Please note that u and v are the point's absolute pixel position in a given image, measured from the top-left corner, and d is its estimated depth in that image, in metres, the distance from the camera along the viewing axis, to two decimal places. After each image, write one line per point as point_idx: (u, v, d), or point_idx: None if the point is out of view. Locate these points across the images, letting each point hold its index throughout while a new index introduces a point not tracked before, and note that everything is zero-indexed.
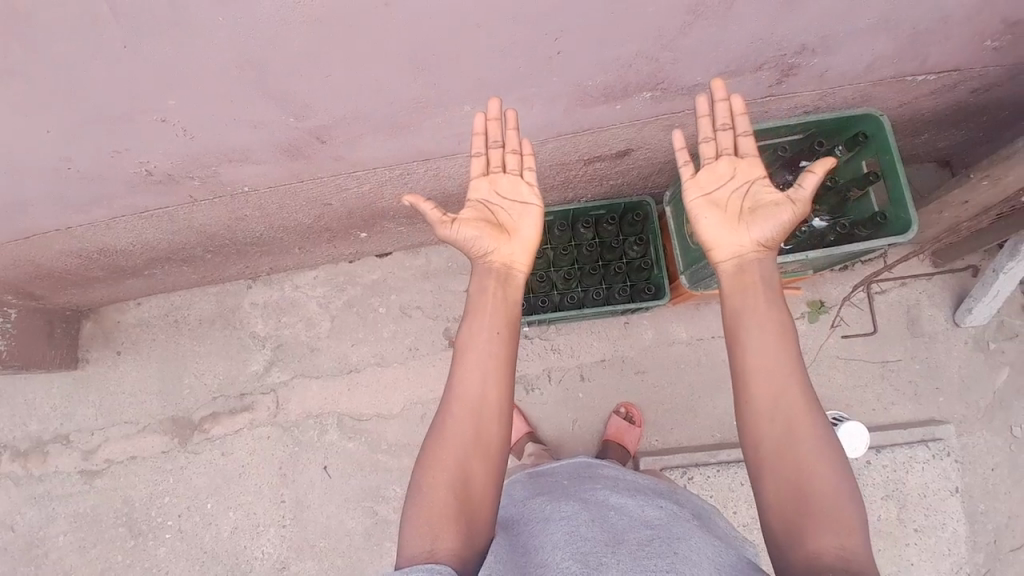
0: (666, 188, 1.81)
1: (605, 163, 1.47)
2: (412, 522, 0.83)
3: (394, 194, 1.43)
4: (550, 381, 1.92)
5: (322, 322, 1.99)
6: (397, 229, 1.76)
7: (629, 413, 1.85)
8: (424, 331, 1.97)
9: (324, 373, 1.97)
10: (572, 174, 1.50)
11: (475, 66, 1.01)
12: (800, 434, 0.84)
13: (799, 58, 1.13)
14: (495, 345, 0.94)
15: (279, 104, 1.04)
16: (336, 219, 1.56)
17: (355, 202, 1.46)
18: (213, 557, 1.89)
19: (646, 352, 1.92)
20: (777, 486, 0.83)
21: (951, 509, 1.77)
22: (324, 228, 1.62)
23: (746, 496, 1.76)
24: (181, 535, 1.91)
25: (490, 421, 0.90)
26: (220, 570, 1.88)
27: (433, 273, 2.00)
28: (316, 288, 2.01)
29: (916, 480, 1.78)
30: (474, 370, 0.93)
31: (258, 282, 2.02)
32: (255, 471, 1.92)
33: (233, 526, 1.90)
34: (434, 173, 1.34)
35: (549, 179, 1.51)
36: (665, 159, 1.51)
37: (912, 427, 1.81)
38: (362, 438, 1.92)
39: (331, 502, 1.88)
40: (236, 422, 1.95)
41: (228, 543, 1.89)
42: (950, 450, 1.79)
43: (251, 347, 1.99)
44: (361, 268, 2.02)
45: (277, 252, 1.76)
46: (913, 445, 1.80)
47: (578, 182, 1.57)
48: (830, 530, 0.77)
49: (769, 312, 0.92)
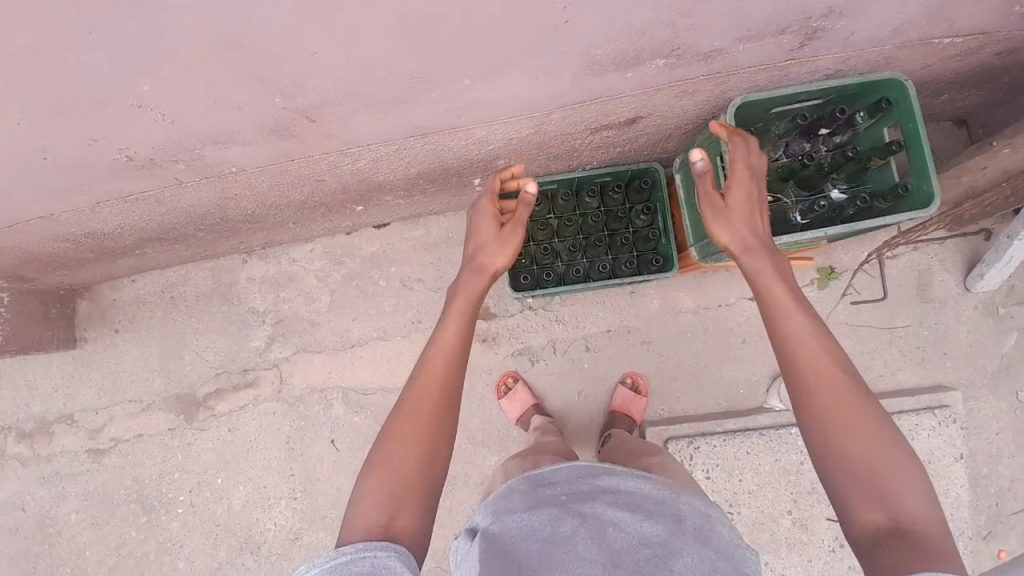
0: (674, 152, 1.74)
1: (613, 129, 1.39)
2: (364, 497, 0.99)
3: (390, 168, 1.36)
4: (555, 352, 1.91)
5: (321, 296, 1.96)
6: (396, 202, 1.70)
7: (635, 383, 1.84)
8: (426, 303, 1.94)
9: (327, 347, 1.95)
10: (577, 142, 1.42)
11: (471, 42, 0.92)
12: (852, 422, 0.94)
13: (824, 21, 1.04)
14: (447, 353, 1.10)
15: (263, 89, 0.96)
16: (335, 195, 1.50)
17: (350, 178, 1.38)
18: (226, 530, 1.95)
19: (653, 323, 1.89)
20: (842, 469, 0.93)
21: (956, 475, 1.77)
22: (319, 205, 1.56)
23: (752, 464, 1.73)
24: (194, 509, 1.96)
25: (441, 416, 1.06)
26: (233, 542, 1.95)
27: (434, 244, 1.95)
28: (313, 261, 1.96)
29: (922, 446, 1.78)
30: (430, 372, 1.08)
31: (253, 257, 1.97)
32: (264, 446, 1.95)
33: (244, 499, 1.95)
34: (432, 147, 1.27)
35: (553, 148, 1.43)
36: (676, 126, 1.42)
37: (919, 395, 1.80)
38: (368, 411, 1.92)
39: (340, 475, 1.91)
40: (240, 398, 1.96)
41: (241, 515, 1.95)
42: (956, 417, 1.79)
43: (250, 322, 1.96)
44: (359, 239, 1.96)
45: (272, 227, 1.70)
46: (921, 413, 1.78)
47: (584, 149, 1.49)
48: (878, 502, 0.90)
49: (806, 316, 1.03)
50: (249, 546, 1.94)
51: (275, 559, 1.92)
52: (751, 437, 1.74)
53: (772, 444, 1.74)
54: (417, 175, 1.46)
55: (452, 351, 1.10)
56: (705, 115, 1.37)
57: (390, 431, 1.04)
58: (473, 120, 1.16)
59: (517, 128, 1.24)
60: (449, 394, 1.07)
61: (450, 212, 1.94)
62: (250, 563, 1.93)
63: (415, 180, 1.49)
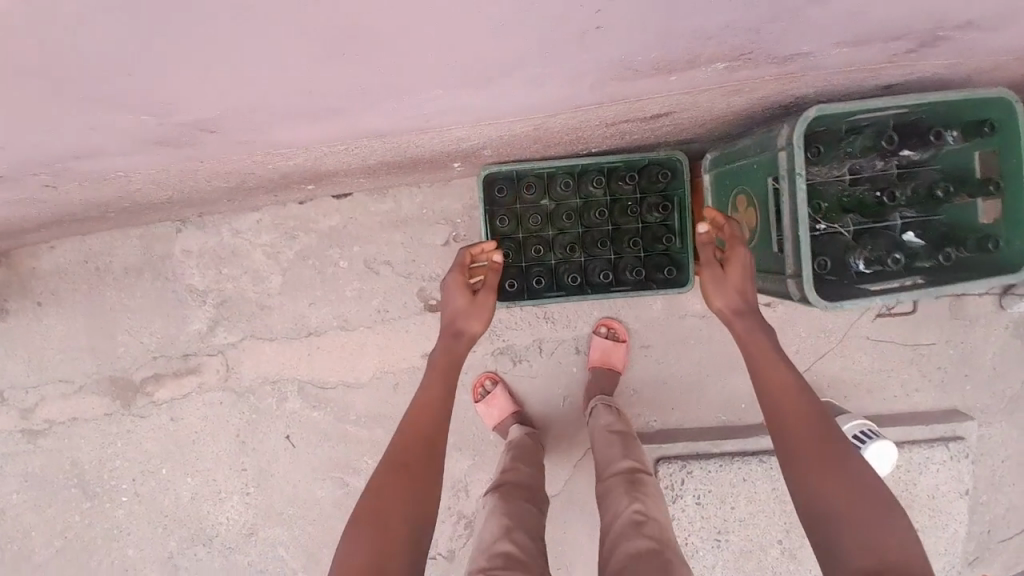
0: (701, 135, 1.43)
1: (635, 122, 1.06)
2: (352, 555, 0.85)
3: (339, 161, 1.04)
4: (540, 353, 1.69)
5: (272, 276, 1.69)
6: (355, 178, 1.38)
7: (610, 330, 1.66)
8: (393, 290, 1.67)
9: (280, 335, 1.70)
10: (586, 132, 1.10)
11: (441, 51, 0.60)
12: (831, 452, 0.89)
13: (955, 31, 0.72)
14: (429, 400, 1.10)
15: (114, 99, 0.62)
16: (275, 180, 1.19)
17: (290, 170, 1.07)
18: (175, 522, 1.82)
19: (652, 326, 1.68)
20: (817, 498, 0.86)
21: (957, 510, 1.67)
22: (256, 189, 1.25)
23: (747, 492, 1.60)
24: (139, 499, 1.81)
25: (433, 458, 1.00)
26: (183, 534, 1.82)
27: (405, 221, 1.65)
28: (262, 233, 1.68)
29: (929, 482, 1.66)
30: (413, 418, 1.06)
31: (190, 225, 1.69)
32: (212, 439, 1.77)
33: (192, 492, 1.80)
34: (389, 145, 0.94)
35: (553, 138, 1.11)
36: (714, 120, 1.10)
37: (935, 425, 1.66)
38: (328, 407, 1.72)
39: (296, 472, 1.76)
40: (181, 386, 1.75)
41: (190, 507, 1.81)
42: (969, 452, 1.65)
43: (189, 302, 1.72)
44: (314, 211, 1.65)
45: (205, 203, 1.39)
46: (934, 447, 1.65)
47: (595, 136, 1.18)
48: (856, 536, 0.81)
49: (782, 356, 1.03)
50: (200, 538, 1.82)
51: (229, 553, 1.82)
52: (749, 464, 1.60)
53: (771, 472, 1.61)
54: (380, 164, 1.15)
55: (432, 398, 1.10)
56: (755, 113, 1.05)
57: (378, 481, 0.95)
58: (447, 124, 0.84)
59: (510, 127, 0.93)
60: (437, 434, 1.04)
61: (423, 182, 1.63)
62: (202, 555, 1.82)
63: (375, 167, 1.17)
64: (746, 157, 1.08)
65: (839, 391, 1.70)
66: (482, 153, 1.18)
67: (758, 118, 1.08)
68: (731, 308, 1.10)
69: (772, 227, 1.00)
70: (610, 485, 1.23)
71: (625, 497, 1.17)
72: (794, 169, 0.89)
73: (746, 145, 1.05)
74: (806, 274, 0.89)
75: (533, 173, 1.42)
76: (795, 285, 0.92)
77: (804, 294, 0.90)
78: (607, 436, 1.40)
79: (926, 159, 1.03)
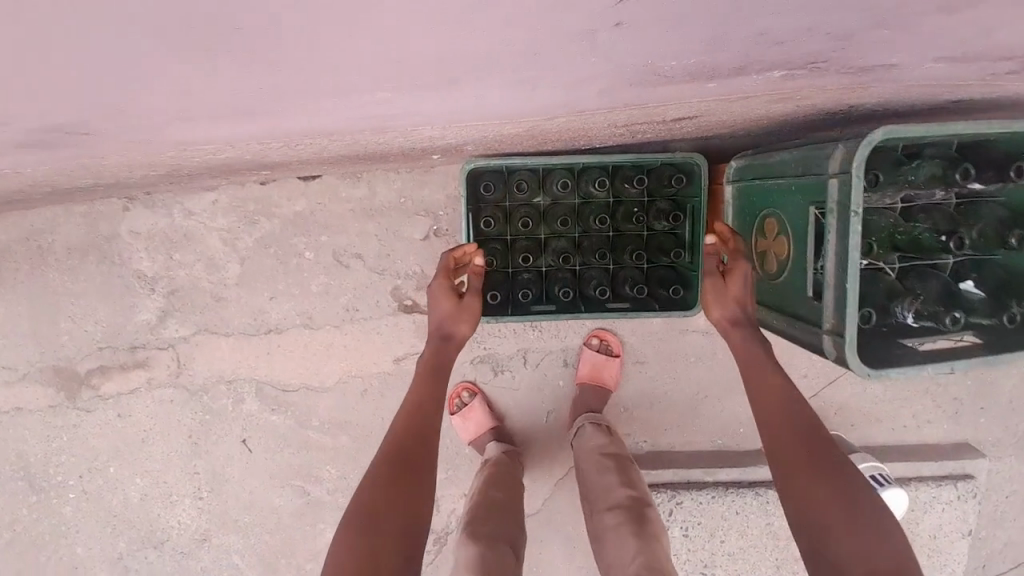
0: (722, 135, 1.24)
1: (649, 124, 0.89)
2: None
3: (286, 148, 0.86)
4: (525, 364, 1.54)
5: (228, 265, 1.50)
6: (318, 159, 1.19)
7: (603, 343, 1.51)
8: (363, 287, 1.49)
9: (236, 330, 1.53)
10: (591, 128, 0.92)
11: None
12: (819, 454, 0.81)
13: None
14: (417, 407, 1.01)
15: None
16: (217, 167, 1.00)
17: (229, 156, 0.87)
18: (124, 523, 1.68)
19: (649, 340, 1.52)
20: (807, 500, 0.77)
21: (958, 551, 1.57)
22: (192, 173, 1.05)
23: (739, 526, 1.50)
24: (87, 497, 1.66)
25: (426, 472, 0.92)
26: (132, 535, 1.69)
27: (379, 211, 1.45)
28: (217, 216, 1.48)
29: (931, 522, 1.56)
30: (400, 427, 0.97)
31: (138, 202, 1.50)
32: (163, 438, 1.63)
33: (142, 493, 1.66)
34: (346, 136, 0.78)
35: (549, 133, 0.94)
36: (740, 123, 0.93)
37: (943, 461, 1.54)
38: (288, 411, 1.57)
39: (254, 478, 1.63)
40: (129, 380, 1.59)
41: (139, 509, 1.67)
42: (977, 491, 1.55)
43: (137, 289, 1.54)
44: (277, 193, 1.45)
45: (143, 180, 1.19)
46: (942, 486, 1.53)
47: (601, 132, 1.01)
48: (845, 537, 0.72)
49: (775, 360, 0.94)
50: (151, 541, 1.69)
51: (181, 557, 1.70)
52: (743, 497, 1.49)
53: (767, 506, 1.50)
54: (341, 152, 0.96)
55: (424, 398, 1.03)
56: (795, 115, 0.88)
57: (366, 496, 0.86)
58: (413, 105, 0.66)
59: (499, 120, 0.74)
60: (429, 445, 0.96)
61: (402, 167, 1.43)
62: (154, 557, 1.70)
63: (331, 158, 0.98)
64: (781, 175, 0.89)
65: (846, 419, 1.56)
66: (465, 143, 0.99)
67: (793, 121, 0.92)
68: (727, 321, 1.00)
69: (808, 267, 0.82)
70: (607, 525, 1.11)
71: (633, 541, 1.07)
72: (847, 204, 0.70)
73: (784, 159, 0.86)
74: (850, 335, 0.72)
75: (527, 167, 1.23)
76: (836, 346, 0.75)
77: (843, 358, 0.74)
78: (598, 459, 1.27)
79: (990, 191, 0.86)
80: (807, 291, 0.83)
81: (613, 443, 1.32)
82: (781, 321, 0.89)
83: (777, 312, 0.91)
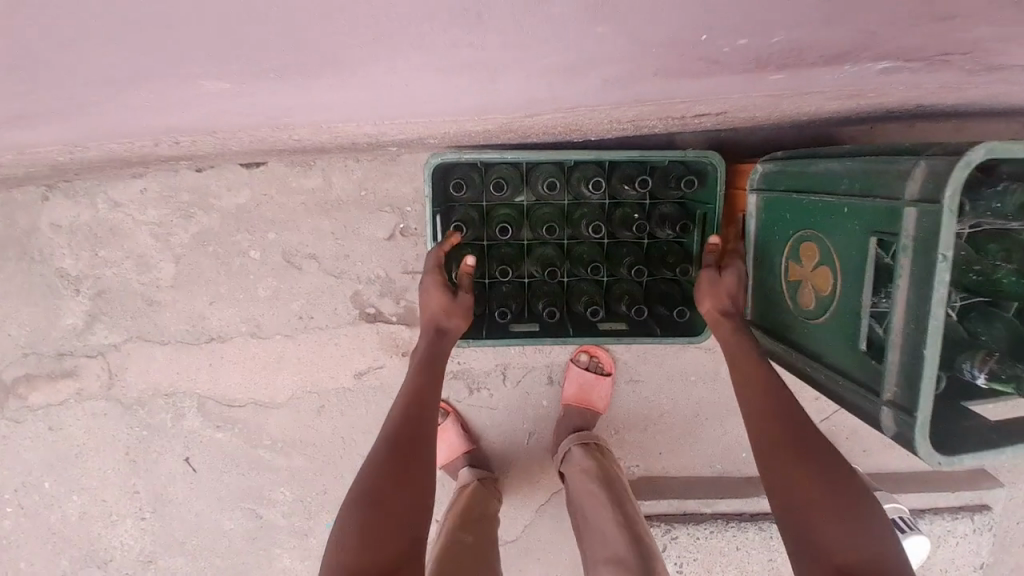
0: (736, 130, 1.05)
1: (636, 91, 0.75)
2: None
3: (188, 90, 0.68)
4: (504, 381, 1.36)
5: (161, 264, 1.30)
6: (248, 146, 0.98)
7: (592, 360, 1.34)
8: (318, 292, 1.30)
9: (173, 338, 1.33)
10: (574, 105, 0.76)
11: None
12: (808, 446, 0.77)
13: None
14: (414, 398, 0.90)
15: None
16: (112, 132, 0.79)
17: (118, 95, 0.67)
18: (66, 539, 1.45)
19: (645, 357, 1.35)
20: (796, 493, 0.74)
21: None
22: (101, 142, 0.84)
23: (739, 562, 1.38)
24: (23, 513, 1.44)
25: (425, 472, 0.82)
26: (76, 552, 1.46)
27: (335, 205, 1.26)
28: (147, 207, 1.27)
29: (944, 556, 1.43)
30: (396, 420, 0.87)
31: (55, 189, 1.27)
32: (97, 453, 1.41)
33: (82, 510, 1.44)
34: (258, 69, 0.64)
35: (518, 112, 0.79)
36: (745, 100, 0.79)
37: (960, 492, 1.41)
38: (235, 428, 1.38)
39: (200, 499, 1.43)
40: (58, 391, 1.37)
41: (80, 527, 1.45)
42: (994, 523, 1.42)
43: (60, 289, 1.32)
44: (214, 182, 1.25)
45: (44, 163, 0.97)
46: (958, 519, 1.40)
47: (592, 119, 0.86)
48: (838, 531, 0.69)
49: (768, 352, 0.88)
50: (95, 560, 1.46)
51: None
52: (746, 531, 1.37)
53: (769, 542, 1.38)
54: (268, 115, 0.75)
55: (421, 391, 0.91)
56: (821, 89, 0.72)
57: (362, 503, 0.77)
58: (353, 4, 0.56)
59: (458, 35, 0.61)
60: (426, 439, 0.85)
61: (360, 155, 1.23)
62: None
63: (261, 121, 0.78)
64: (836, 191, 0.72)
65: (856, 445, 1.41)
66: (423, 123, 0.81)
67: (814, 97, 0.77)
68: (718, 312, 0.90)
69: (865, 314, 0.68)
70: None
71: None
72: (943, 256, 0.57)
73: (844, 178, 0.70)
74: (924, 417, 0.61)
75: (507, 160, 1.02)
76: (901, 424, 0.64)
77: (908, 437, 0.63)
78: (589, 488, 1.13)
79: None
80: (861, 346, 0.69)
81: (601, 471, 1.16)
82: (819, 373, 0.76)
83: (809, 359, 0.78)
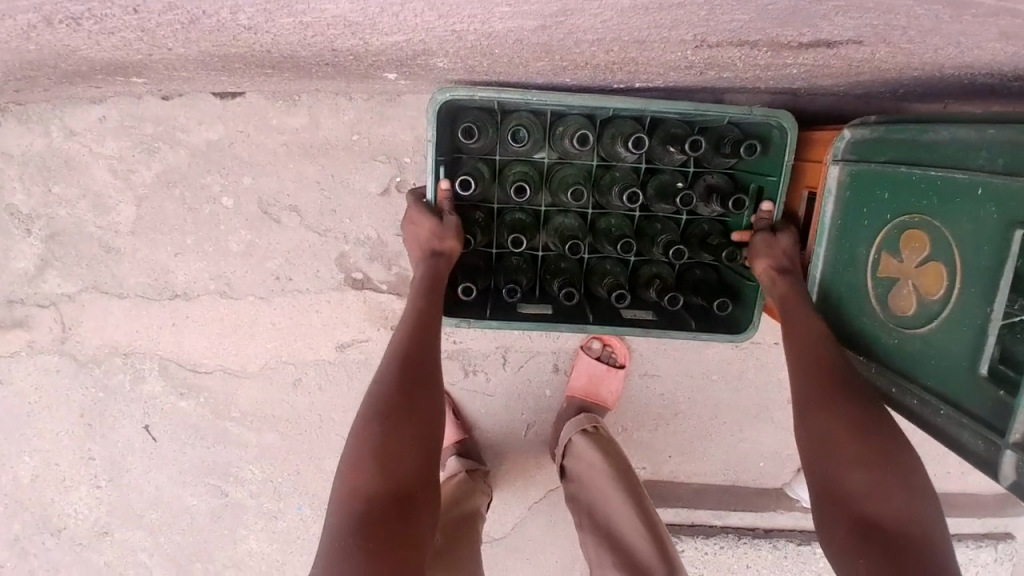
0: (801, 94, 0.88)
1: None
2: (339, 545, 0.60)
3: None
4: (504, 366, 1.21)
5: (121, 206, 1.12)
6: (211, 60, 0.79)
7: (606, 351, 1.19)
8: (300, 251, 1.14)
9: (134, 292, 1.16)
10: (623, 28, 0.61)
11: None
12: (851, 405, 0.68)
13: None
14: (416, 322, 0.79)
15: None
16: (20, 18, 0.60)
17: None
18: (14, 505, 1.27)
19: (663, 351, 1.20)
20: (830, 451, 0.67)
21: None
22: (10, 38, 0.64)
23: None
24: None
25: (433, 402, 0.73)
26: (26, 519, 1.28)
27: (323, 150, 1.09)
28: (106, 137, 1.09)
29: None
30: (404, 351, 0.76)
31: (2, 109, 1.07)
32: (47, 414, 1.23)
33: (33, 474, 1.26)
34: None
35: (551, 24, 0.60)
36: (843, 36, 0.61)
37: (987, 518, 1.28)
38: (199, 397, 1.23)
39: (160, 472, 1.27)
40: (4, 343, 1.18)
41: (30, 492, 1.26)
42: (1016, 552, 1.29)
43: (9, 227, 1.12)
44: (184, 112, 1.08)
45: None
46: (980, 547, 1.27)
47: (641, 46, 0.67)
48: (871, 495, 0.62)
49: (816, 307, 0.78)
50: (50, 525, 1.28)
51: (79, 550, 1.30)
52: (759, 549, 1.25)
53: (783, 561, 1.26)
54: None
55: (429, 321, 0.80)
56: (949, 27, 0.55)
57: (367, 431, 0.68)
58: None
59: None
60: (432, 363, 0.77)
61: (355, 92, 1.06)
62: (52, 546, 1.30)
63: (219, 18, 0.60)
64: (968, 168, 0.62)
65: None
66: (428, 33, 0.64)
67: (921, 45, 0.61)
68: (774, 269, 0.82)
69: (992, 330, 0.60)
70: None
71: None
72: None
73: (986, 158, 0.60)
74: None
75: (529, 108, 0.85)
76: None
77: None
78: (606, 490, 1.00)
79: None
80: (981, 370, 0.61)
81: (619, 470, 1.01)
82: (917, 396, 0.69)
83: (903, 377, 0.70)
